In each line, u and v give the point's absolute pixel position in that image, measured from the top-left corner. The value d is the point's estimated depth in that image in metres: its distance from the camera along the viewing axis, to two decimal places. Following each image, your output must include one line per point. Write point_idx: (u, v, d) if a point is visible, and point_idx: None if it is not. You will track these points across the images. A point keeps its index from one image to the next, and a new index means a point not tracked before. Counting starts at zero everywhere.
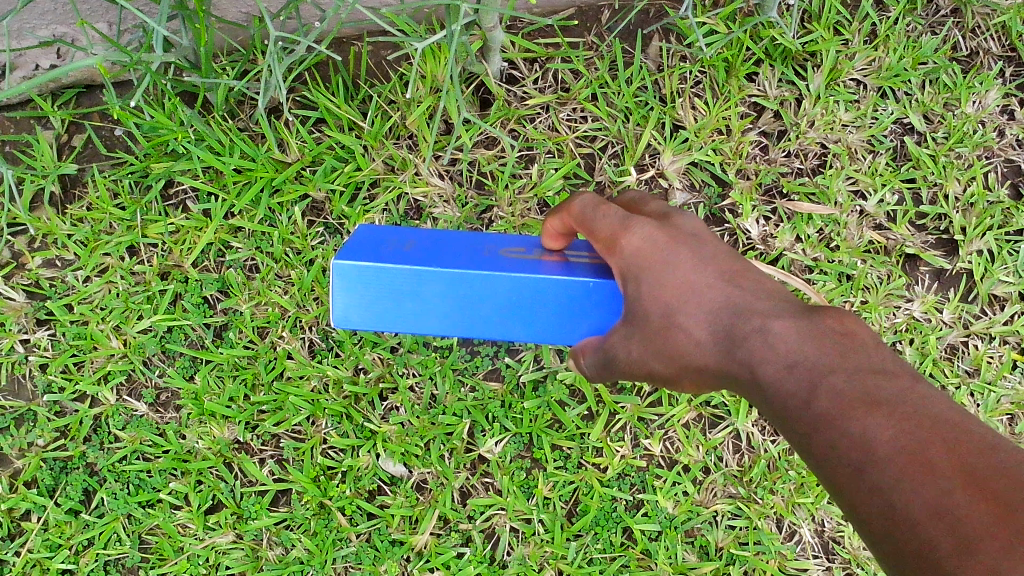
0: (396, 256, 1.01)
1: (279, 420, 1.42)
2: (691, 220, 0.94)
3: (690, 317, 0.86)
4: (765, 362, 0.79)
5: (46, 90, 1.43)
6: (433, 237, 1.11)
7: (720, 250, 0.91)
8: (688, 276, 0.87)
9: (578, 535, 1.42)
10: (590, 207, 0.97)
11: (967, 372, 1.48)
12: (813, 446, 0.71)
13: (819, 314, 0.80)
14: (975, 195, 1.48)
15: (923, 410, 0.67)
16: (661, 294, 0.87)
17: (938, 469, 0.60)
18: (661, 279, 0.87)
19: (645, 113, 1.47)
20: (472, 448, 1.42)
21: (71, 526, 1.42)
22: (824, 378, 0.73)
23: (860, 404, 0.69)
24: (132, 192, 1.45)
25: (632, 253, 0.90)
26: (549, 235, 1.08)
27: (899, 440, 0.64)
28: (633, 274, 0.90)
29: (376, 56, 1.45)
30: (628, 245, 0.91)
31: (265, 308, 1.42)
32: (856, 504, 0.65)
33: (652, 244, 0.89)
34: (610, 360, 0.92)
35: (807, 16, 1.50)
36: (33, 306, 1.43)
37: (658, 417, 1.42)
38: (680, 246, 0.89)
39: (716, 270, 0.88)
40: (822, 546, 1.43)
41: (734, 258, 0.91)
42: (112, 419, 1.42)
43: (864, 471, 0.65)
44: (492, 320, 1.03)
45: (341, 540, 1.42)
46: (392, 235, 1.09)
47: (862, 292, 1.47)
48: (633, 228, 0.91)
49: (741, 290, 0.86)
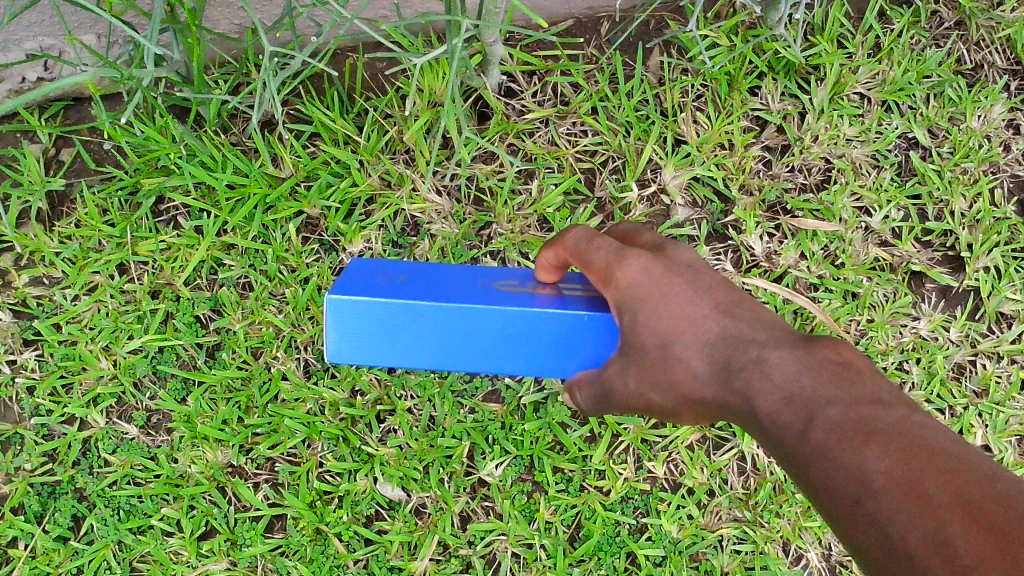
0: (388, 290, 0.97)
1: (274, 443, 1.38)
2: (686, 252, 0.91)
3: (686, 349, 0.83)
4: (762, 393, 0.76)
5: (33, 103, 1.41)
6: (427, 271, 1.08)
7: (715, 281, 0.88)
8: (683, 307, 0.85)
9: (581, 560, 1.38)
10: (585, 240, 0.94)
11: (975, 393, 1.45)
12: (810, 480, 0.68)
13: (816, 346, 0.78)
14: (981, 211, 1.45)
15: (919, 441, 0.64)
16: (657, 326, 0.85)
17: (936, 502, 0.58)
18: (658, 311, 0.85)
19: (646, 127, 1.45)
20: (472, 471, 1.39)
21: (59, 554, 1.37)
22: (820, 411, 0.70)
23: (856, 436, 0.66)
24: (122, 208, 1.42)
25: (627, 285, 0.87)
26: (541, 267, 1.05)
27: (895, 471, 0.61)
28: (629, 306, 0.87)
29: (371, 70, 1.44)
30: (623, 278, 0.87)
31: (258, 328, 1.39)
32: (854, 537, 0.62)
33: (648, 276, 0.86)
34: (607, 392, 0.88)
35: (811, 29, 1.48)
36: (20, 325, 1.40)
37: (662, 438, 1.39)
38: (676, 277, 0.86)
39: (711, 300, 0.86)
40: (829, 570, 1.40)
41: (729, 289, 0.89)
42: (102, 443, 1.38)
43: (860, 502, 0.62)
44: (487, 354, 0.99)
45: (338, 567, 1.37)
46: (384, 268, 1.06)
47: (868, 310, 1.44)
48: (629, 261, 0.88)
49: (736, 322, 0.84)
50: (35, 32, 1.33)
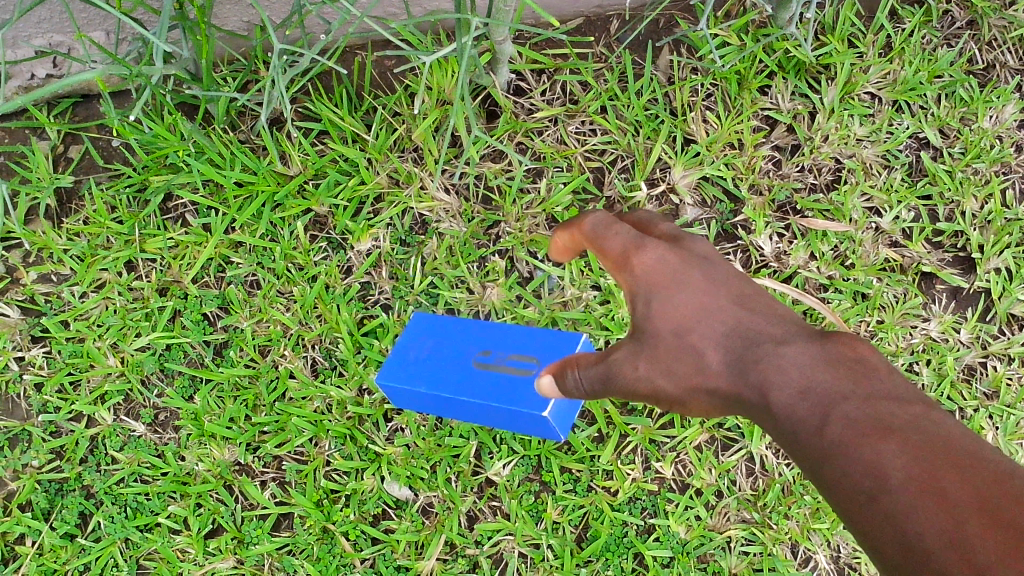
0: (405, 375, 1.18)
1: (281, 441, 1.38)
2: (703, 243, 0.90)
3: (702, 339, 0.82)
4: (778, 386, 0.76)
5: (42, 100, 1.43)
6: (455, 348, 1.19)
7: (730, 272, 0.88)
8: (699, 297, 0.84)
9: (588, 561, 1.36)
10: (602, 224, 0.92)
11: (985, 395, 1.41)
12: (824, 475, 0.69)
13: (832, 340, 0.78)
14: (993, 212, 1.44)
15: (936, 440, 0.65)
16: (671, 315, 0.84)
17: (955, 504, 0.59)
18: (673, 300, 0.84)
19: (655, 127, 1.45)
20: (480, 471, 1.39)
21: (67, 551, 1.36)
22: (837, 407, 0.71)
23: (873, 432, 0.67)
24: (131, 206, 1.43)
25: (643, 271, 0.86)
26: (555, 247, 1.04)
27: (912, 471, 0.63)
28: (643, 293, 0.86)
29: (382, 68, 1.45)
30: (639, 264, 0.86)
31: (266, 326, 1.40)
32: (868, 535, 0.63)
33: (664, 264, 0.86)
34: (609, 377, 0.85)
35: (821, 29, 1.49)
36: (28, 323, 1.40)
37: (670, 439, 1.39)
38: (695, 266, 0.85)
39: (727, 291, 0.85)
40: (837, 573, 1.37)
41: (744, 280, 0.88)
42: (109, 440, 1.38)
43: (876, 500, 0.63)
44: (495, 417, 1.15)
45: (345, 567, 1.36)
46: (422, 339, 1.22)
47: (878, 311, 1.41)
48: (646, 249, 0.87)
49: (752, 315, 0.83)
50: (43, 29, 1.33)
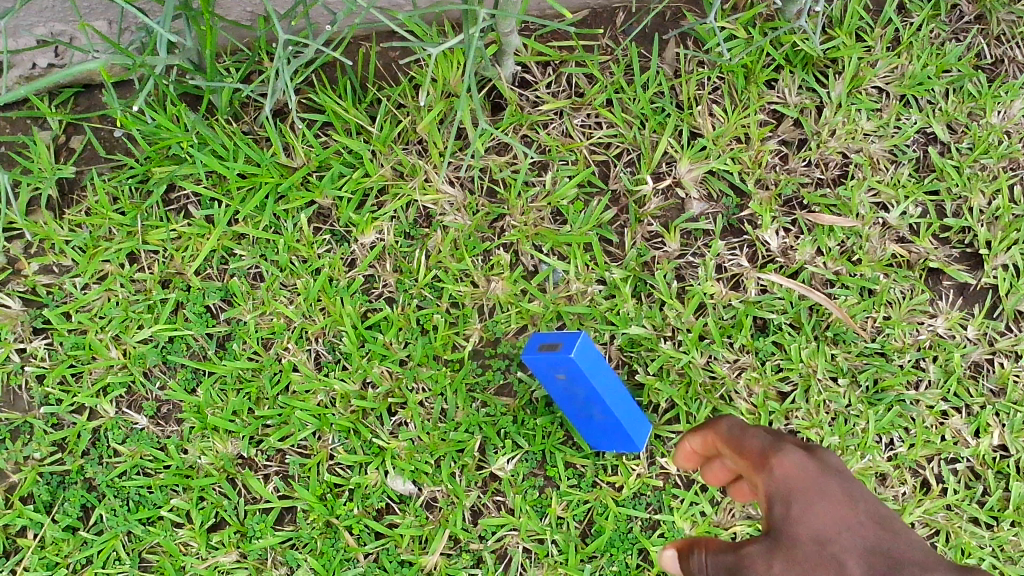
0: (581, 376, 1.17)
1: (284, 435, 1.37)
2: (841, 463, 0.85)
3: (844, 551, 0.76)
4: None
5: (43, 90, 1.41)
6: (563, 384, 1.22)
7: (878, 507, 0.81)
8: (840, 506, 0.79)
9: (593, 557, 1.36)
10: (740, 428, 0.90)
11: (992, 392, 1.41)
12: None
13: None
14: (1000, 208, 1.43)
15: None
16: (813, 521, 0.78)
17: None
18: (815, 506, 0.79)
19: (661, 120, 1.44)
20: (484, 465, 1.38)
21: (69, 544, 1.35)
22: None
23: None
24: (133, 196, 1.42)
25: (780, 480, 0.82)
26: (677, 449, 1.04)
27: None
28: (778, 496, 0.81)
29: (385, 59, 1.44)
30: (778, 467, 0.83)
31: (269, 319, 1.39)
32: None
33: (802, 470, 0.82)
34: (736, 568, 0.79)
35: (829, 23, 1.47)
36: (30, 314, 1.39)
37: (676, 435, 1.38)
38: (831, 478, 0.81)
39: (873, 509, 0.80)
40: None
41: (897, 527, 0.79)
42: (111, 433, 1.37)
43: None
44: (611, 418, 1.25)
45: (348, 561, 1.36)
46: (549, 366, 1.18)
47: (885, 307, 1.41)
48: (783, 452, 0.84)
49: (899, 538, 0.76)
50: (45, 18, 1.32)
